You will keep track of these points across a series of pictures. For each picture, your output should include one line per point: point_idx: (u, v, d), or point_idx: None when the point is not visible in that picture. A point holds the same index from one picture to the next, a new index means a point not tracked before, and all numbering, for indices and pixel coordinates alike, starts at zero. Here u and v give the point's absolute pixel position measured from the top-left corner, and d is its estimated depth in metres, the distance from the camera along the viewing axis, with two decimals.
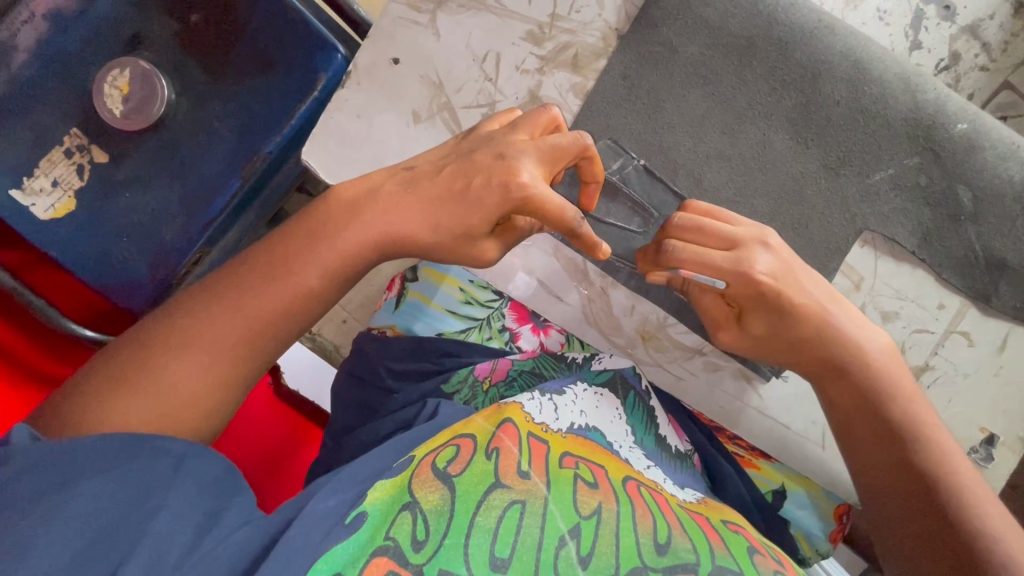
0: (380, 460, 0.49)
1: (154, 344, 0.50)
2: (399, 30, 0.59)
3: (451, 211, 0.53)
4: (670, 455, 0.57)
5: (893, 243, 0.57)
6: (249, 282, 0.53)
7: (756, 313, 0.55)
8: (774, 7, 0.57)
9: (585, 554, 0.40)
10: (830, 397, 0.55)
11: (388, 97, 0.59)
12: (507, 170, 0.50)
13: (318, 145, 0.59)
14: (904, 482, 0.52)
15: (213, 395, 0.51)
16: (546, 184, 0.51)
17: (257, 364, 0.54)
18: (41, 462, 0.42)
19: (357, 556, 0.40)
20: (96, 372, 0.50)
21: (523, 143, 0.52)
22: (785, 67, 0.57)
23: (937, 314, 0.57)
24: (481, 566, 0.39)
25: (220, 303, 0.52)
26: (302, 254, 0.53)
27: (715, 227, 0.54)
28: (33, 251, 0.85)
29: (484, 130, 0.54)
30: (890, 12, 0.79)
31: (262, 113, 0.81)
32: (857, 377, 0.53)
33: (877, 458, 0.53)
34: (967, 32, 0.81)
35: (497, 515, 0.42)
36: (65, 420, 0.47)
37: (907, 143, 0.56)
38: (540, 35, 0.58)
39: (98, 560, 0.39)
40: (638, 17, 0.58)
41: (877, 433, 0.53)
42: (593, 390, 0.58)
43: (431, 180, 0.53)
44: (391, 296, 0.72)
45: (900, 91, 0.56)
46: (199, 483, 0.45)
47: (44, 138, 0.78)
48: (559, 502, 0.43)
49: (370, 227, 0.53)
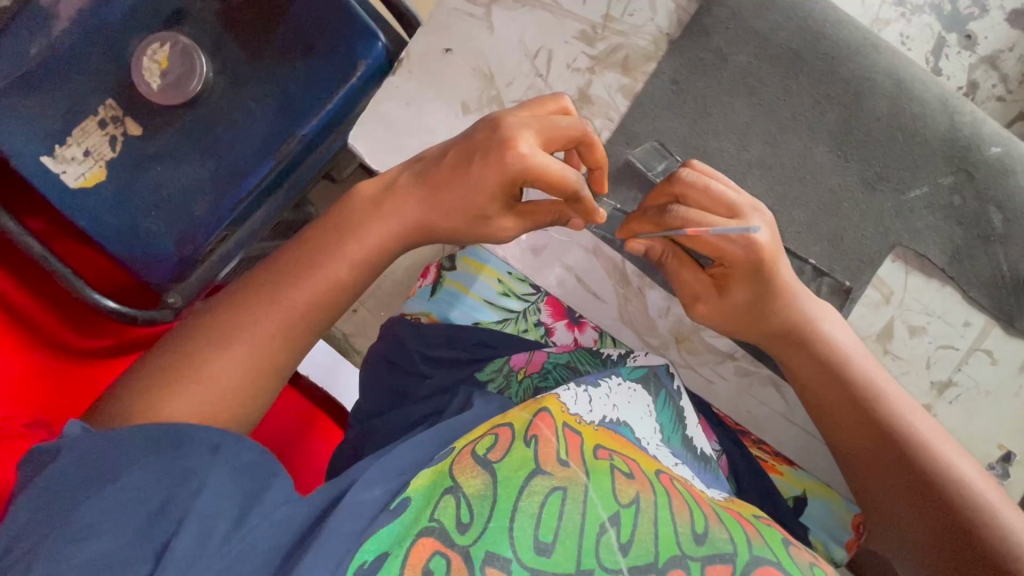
0: (417, 455, 0.50)
1: (199, 341, 0.52)
2: (454, 22, 0.62)
3: (467, 191, 0.54)
4: (697, 457, 0.57)
5: (924, 260, 0.58)
6: (282, 278, 0.55)
7: (742, 286, 0.57)
8: (822, 23, 0.59)
9: (625, 541, 0.41)
10: (806, 385, 0.57)
11: (438, 86, 0.62)
12: (504, 144, 0.51)
13: (366, 131, 0.62)
14: (889, 462, 0.53)
15: (256, 386, 0.52)
16: (545, 154, 0.52)
17: (297, 347, 0.55)
18: (94, 447, 0.43)
19: (404, 535, 0.41)
20: (143, 371, 0.51)
21: (518, 117, 0.53)
22: (830, 82, 0.58)
23: (963, 332, 0.58)
24: (526, 549, 0.40)
25: (258, 302, 0.53)
26: (334, 246, 0.56)
27: (718, 191, 0.54)
28: (58, 216, 0.83)
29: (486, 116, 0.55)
30: (912, 38, 0.80)
31: (299, 96, 0.81)
32: (835, 363, 0.55)
33: (861, 444, 0.55)
34: (985, 62, 0.81)
35: (540, 501, 0.43)
36: (116, 413, 0.48)
37: (943, 163, 0.57)
38: (592, 36, 0.61)
39: (145, 538, 0.40)
40: (690, 24, 0.60)
41: (864, 431, 0.55)
42: (626, 385, 0.58)
43: (437, 167, 0.55)
44: (427, 283, 0.73)
45: (939, 112, 0.58)
46: (235, 466, 0.44)
47: (79, 107, 0.78)
48: (599, 489, 0.44)
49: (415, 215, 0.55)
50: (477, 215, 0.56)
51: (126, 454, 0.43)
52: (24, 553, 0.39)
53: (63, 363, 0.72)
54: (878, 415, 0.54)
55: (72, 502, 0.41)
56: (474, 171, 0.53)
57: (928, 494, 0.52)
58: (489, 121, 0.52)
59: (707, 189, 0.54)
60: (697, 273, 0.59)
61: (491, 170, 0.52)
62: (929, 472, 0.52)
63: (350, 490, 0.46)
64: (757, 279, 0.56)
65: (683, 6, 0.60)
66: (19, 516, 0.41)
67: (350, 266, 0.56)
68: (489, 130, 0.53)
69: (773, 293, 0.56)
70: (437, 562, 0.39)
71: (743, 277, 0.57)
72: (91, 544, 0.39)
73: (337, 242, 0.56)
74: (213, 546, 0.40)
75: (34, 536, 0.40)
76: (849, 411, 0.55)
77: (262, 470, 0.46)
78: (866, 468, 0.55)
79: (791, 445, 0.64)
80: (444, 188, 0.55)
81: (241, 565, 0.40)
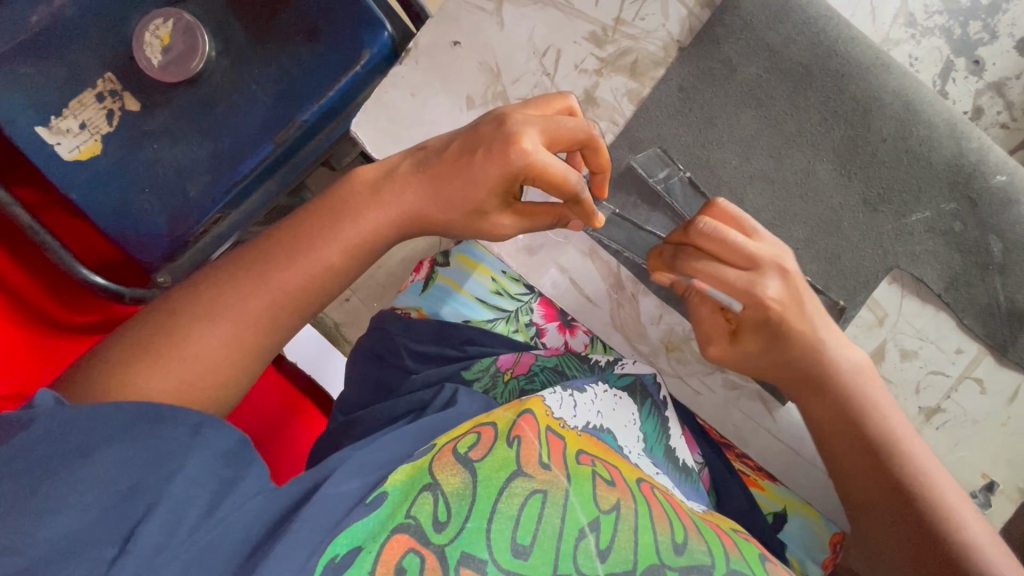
0: (399, 448, 0.50)
1: (176, 317, 0.51)
2: (464, 14, 0.61)
3: (468, 184, 0.53)
4: (677, 468, 0.57)
5: (921, 284, 0.58)
6: (261, 263, 0.54)
7: (754, 335, 0.56)
8: (835, 38, 0.58)
9: (604, 547, 0.41)
10: (816, 417, 0.56)
11: (444, 79, 0.61)
12: (508, 142, 0.50)
13: (369, 120, 0.61)
14: (893, 510, 0.52)
15: (235, 363, 0.51)
16: (549, 154, 0.51)
17: (279, 335, 0.54)
18: (58, 424, 0.41)
19: (378, 531, 0.41)
20: (117, 344, 0.50)
21: (524, 115, 0.52)
22: (838, 100, 0.58)
23: (954, 358, 0.58)
24: (502, 551, 0.40)
25: (244, 285, 0.52)
26: (324, 229, 0.55)
27: (737, 244, 0.54)
28: (47, 185, 0.81)
29: (482, 121, 0.53)
30: (920, 60, 0.79)
31: (302, 80, 0.80)
32: (848, 407, 0.55)
33: (859, 472, 0.54)
34: (993, 88, 0.81)
35: (519, 503, 0.42)
36: (85, 388, 0.46)
37: (946, 189, 0.57)
38: (602, 37, 0.60)
39: (114, 525, 0.38)
40: (701, 32, 0.59)
41: (864, 460, 0.54)
42: (612, 392, 0.59)
43: (438, 156, 0.54)
44: (419, 278, 0.72)
45: (946, 136, 0.57)
46: (215, 451, 0.44)
47: (75, 79, 0.76)
48: (579, 495, 0.43)
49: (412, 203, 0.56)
50: (474, 210, 0.55)
51: (104, 429, 0.41)
52: None
53: (45, 336, 0.70)
54: (886, 455, 0.53)
55: (35, 480, 0.39)
56: (476, 166, 0.52)
57: (930, 543, 0.50)
58: (495, 114, 0.52)
59: (723, 240, 0.53)
60: (716, 313, 0.58)
61: (493, 166, 0.51)
62: (933, 513, 0.51)
63: (326, 480, 0.45)
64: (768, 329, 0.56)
65: (695, 14, 0.59)
66: None
67: (340, 253, 0.55)
68: (494, 126, 0.52)
69: (783, 338, 0.55)
70: (410, 559, 0.39)
71: (754, 329, 0.56)
72: (57, 525, 0.37)
73: (323, 227, 0.55)
74: (182, 537, 0.39)
75: None
76: (856, 455, 0.54)
77: (237, 457, 0.45)
78: (868, 511, 0.54)
79: (775, 462, 0.63)
80: (440, 183, 0.54)
81: (212, 553, 0.40)
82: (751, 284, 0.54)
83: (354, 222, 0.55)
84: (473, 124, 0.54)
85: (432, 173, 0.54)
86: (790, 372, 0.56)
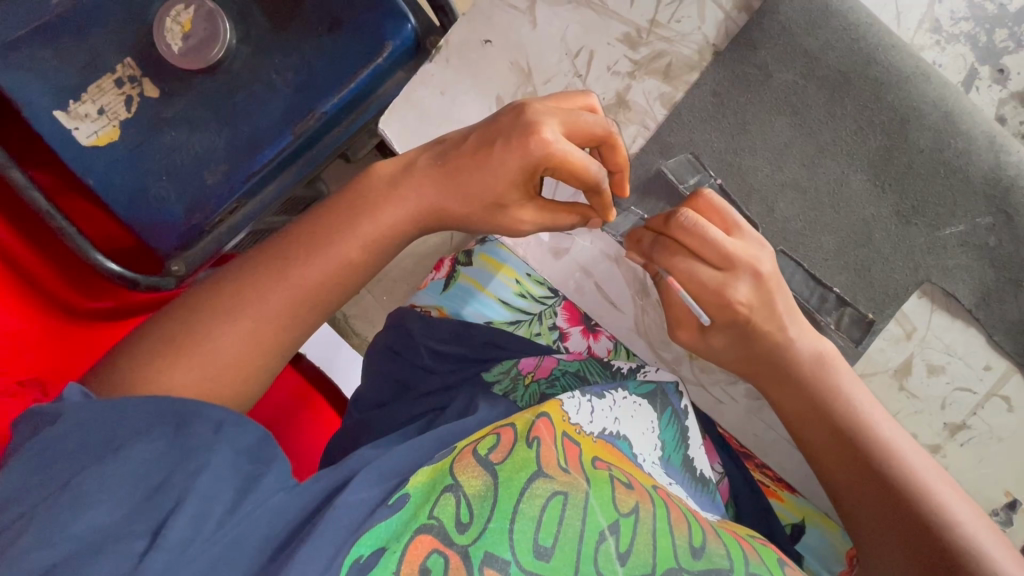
0: (419, 455, 0.49)
1: (201, 309, 0.51)
2: (495, 12, 0.60)
3: (484, 172, 0.52)
4: (695, 479, 0.57)
5: (952, 299, 0.57)
6: (284, 258, 0.53)
7: (722, 330, 0.56)
8: (875, 45, 0.57)
9: (624, 550, 0.40)
10: (789, 413, 0.56)
11: (473, 76, 0.60)
12: (527, 131, 0.50)
13: (397, 117, 0.60)
14: (881, 507, 0.52)
15: (260, 353, 0.51)
16: (569, 143, 0.50)
17: (300, 332, 0.54)
18: (90, 419, 0.41)
19: (401, 532, 0.40)
20: (144, 337, 0.50)
21: (543, 106, 0.51)
22: (876, 109, 0.57)
23: (982, 375, 0.57)
24: (524, 552, 0.39)
25: (266, 279, 0.52)
26: (343, 225, 0.55)
27: (703, 274, 0.54)
28: (63, 168, 0.80)
29: (496, 114, 0.53)
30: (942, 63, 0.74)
31: (325, 73, 0.79)
32: (829, 401, 0.54)
33: (837, 466, 0.54)
34: (1017, 97, 0.76)
35: (541, 504, 0.42)
36: (111, 383, 0.46)
37: (983, 203, 0.56)
38: (636, 39, 0.59)
39: (141, 519, 0.38)
40: (737, 36, 0.58)
41: (839, 453, 0.54)
42: (631, 399, 0.58)
43: (458, 149, 0.54)
44: (439, 277, 0.72)
45: (985, 150, 0.56)
46: (237, 448, 0.43)
47: (96, 63, 0.75)
48: (599, 497, 0.43)
49: (427, 197, 0.55)
50: (492, 200, 0.54)
51: (130, 425, 0.42)
52: (17, 518, 0.38)
53: (63, 324, 0.70)
54: (862, 448, 0.53)
55: (67, 473, 0.39)
56: (493, 154, 0.51)
57: (922, 539, 0.50)
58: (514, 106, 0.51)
59: (701, 235, 0.53)
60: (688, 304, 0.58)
61: (513, 154, 0.50)
62: (917, 505, 0.51)
63: (349, 483, 0.45)
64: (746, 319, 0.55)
65: (732, 17, 0.58)
66: (12, 479, 0.40)
67: (363, 242, 0.54)
68: (513, 115, 0.51)
69: (754, 335, 0.55)
70: (434, 560, 0.38)
71: (724, 320, 0.56)
72: (86, 518, 0.37)
73: (346, 219, 0.55)
74: (208, 533, 0.39)
75: (27, 503, 0.39)
76: (831, 442, 0.54)
77: (261, 455, 0.45)
78: (855, 506, 0.54)
79: (793, 473, 0.62)
80: (458, 172, 0.53)
81: (237, 550, 0.39)
82: (722, 286, 0.54)
83: (372, 219, 0.55)
84: (492, 117, 0.53)
85: (451, 168, 0.54)
86: (761, 363, 0.56)
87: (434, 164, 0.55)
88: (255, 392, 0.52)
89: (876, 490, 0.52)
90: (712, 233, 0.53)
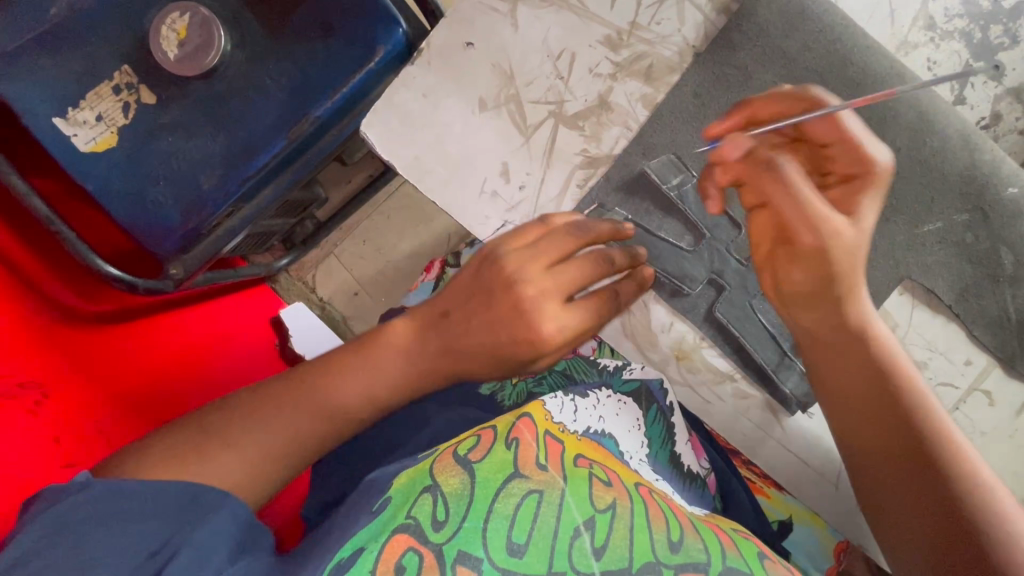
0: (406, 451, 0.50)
1: (232, 413, 0.53)
2: (478, 15, 0.61)
3: (493, 337, 0.53)
4: (680, 474, 0.60)
5: (931, 295, 0.58)
6: (303, 373, 0.55)
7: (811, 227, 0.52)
8: (850, 47, 0.57)
9: (599, 546, 0.42)
10: (818, 337, 0.54)
11: (458, 81, 0.61)
12: (530, 309, 0.51)
13: (380, 120, 0.61)
14: (901, 441, 0.51)
15: (292, 450, 0.54)
16: (574, 309, 0.52)
17: (309, 450, 0.54)
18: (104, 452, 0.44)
19: (379, 532, 0.42)
20: (173, 430, 0.52)
21: (519, 263, 0.52)
22: (854, 108, 0.57)
23: (963, 370, 0.58)
24: (498, 550, 0.40)
25: (282, 396, 0.54)
26: (343, 369, 0.55)
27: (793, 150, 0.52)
28: (62, 175, 0.82)
29: (498, 273, 0.53)
30: (938, 63, 0.75)
31: (317, 75, 0.78)
32: (861, 327, 0.53)
33: (864, 398, 0.53)
34: (1012, 93, 0.76)
35: (515, 503, 0.43)
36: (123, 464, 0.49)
37: (959, 201, 0.56)
38: (617, 42, 0.60)
39: None
40: (717, 38, 0.59)
41: (868, 382, 0.52)
42: (616, 398, 0.62)
43: (461, 317, 0.54)
44: (429, 279, 0.75)
45: (960, 148, 0.56)
46: None
47: (94, 71, 0.77)
48: (575, 494, 0.44)
49: (434, 336, 0.55)
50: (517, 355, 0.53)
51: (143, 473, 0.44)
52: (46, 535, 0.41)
53: (64, 328, 0.70)
54: (890, 380, 0.52)
55: None
56: (500, 321, 0.52)
57: (935, 481, 0.49)
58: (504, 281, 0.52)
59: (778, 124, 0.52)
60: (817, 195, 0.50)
61: (518, 321, 0.52)
62: (931, 445, 0.50)
63: None
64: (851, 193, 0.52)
65: (712, 20, 0.59)
66: None
67: (376, 375, 0.55)
68: (506, 285, 0.52)
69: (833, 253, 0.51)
70: (409, 558, 0.39)
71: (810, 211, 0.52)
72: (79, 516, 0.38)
73: (349, 361, 0.55)
74: None
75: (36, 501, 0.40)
76: (861, 371, 0.53)
77: None
78: (875, 444, 0.52)
79: (783, 473, 0.63)
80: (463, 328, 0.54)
81: None
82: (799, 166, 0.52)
83: (384, 358, 0.55)
84: (483, 270, 0.54)
85: (459, 325, 0.54)
86: (839, 335, 0.53)
87: (423, 326, 0.56)
88: (278, 479, 0.54)
89: (897, 425, 0.51)
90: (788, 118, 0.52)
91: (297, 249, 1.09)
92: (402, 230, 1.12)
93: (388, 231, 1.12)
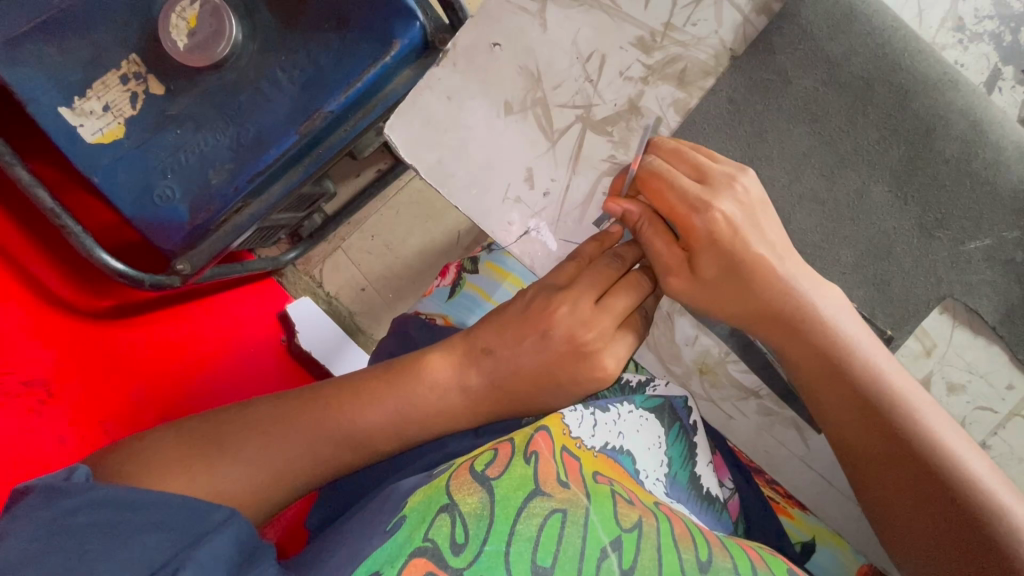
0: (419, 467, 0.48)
1: (245, 431, 0.52)
2: (505, 14, 0.58)
3: (552, 379, 0.54)
4: (700, 496, 0.58)
5: (975, 315, 0.55)
6: (319, 395, 0.55)
7: (711, 260, 0.51)
8: (902, 50, 0.54)
9: (627, 567, 0.40)
10: (801, 370, 0.53)
11: (482, 82, 0.58)
12: (592, 352, 0.53)
13: (402, 122, 0.58)
14: (899, 469, 0.50)
15: (303, 476, 0.53)
16: (625, 338, 0.55)
17: (327, 471, 0.54)
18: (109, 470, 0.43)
19: (396, 555, 0.39)
20: (178, 437, 0.51)
21: (572, 305, 0.53)
22: (900, 117, 0.54)
23: (1004, 394, 0.55)
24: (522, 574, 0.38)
25: (305, 417, 0.53)
26: (376, 398, 0.54)
27: (681, 185, 0.51)
28: (65, 164, 0.80)
29: (552, 314, 0.53)
30: (968, 66, 0.70)
31: (332, 71, 0.76)
32: (840, 357, 0.51)
33: (854, 430, 0.52)
34: None
35: (538, 523, 0.40)
36: (129, 466, 0.48)
37: (1011, 216, 0.54)
38: (650, 44, 0.57)
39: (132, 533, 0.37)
40: (756, 41, 0.56)
41: (854, 413, 0.52)
42: (638, 413, 0.59)
43: (518, 357, 0.54)
44: (445, 284, 0.73)
45: (1014, 160, 0.54)
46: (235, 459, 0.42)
47: (102, 59, 0.74)
48: (600, 513, 0.42)
49: (477, 371, 0.55)
50: (585, 396, 0.55)
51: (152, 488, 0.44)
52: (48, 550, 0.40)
53: (70, 323, 0.69)
54: (877, 407, 0.51)
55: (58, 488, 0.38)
56: (557, 364, 0.54)
57: (941, 503, 0.49)
58: (562, 327, 0.53)
59: (664, 177, 0.52)
60: (668, 247, 0.52)
61: (577, 361, 0.53)
62: (932, 466, 0.49)
63: None
64: (724, 253, 0.50)
65: (751, 21, 0.56)
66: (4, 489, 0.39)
67: (407, 406, 0.54)
68: (566, 334, 0.53)
69: (750, 273, 0.50)
70: None
71: (714, 245, 0.50)
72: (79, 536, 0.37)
73: (388, 387, 0.54)
74: None
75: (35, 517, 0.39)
76: (846, 403, 0.52)
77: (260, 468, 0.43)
78: (873, 475, 0.52)
79: (806, 492, 0.61)
80: (516, 370, 0.54)
81: None
82: (695, 197, 0.51)
83: (417, 389, 0.54)
84: (528, 311, 0.55)
85: (509, 364, 0.54)
86: (823, 366, 0.52)
87: (464, 364, 0.55)
88: (276, 498, 0.52)
89: (892, 452, 0.51)
90: (679, 167, 0.53)
91: (306, 242, 1.05)
92: (413, 228, 1.10)
93: (399, 227, 1.10)
